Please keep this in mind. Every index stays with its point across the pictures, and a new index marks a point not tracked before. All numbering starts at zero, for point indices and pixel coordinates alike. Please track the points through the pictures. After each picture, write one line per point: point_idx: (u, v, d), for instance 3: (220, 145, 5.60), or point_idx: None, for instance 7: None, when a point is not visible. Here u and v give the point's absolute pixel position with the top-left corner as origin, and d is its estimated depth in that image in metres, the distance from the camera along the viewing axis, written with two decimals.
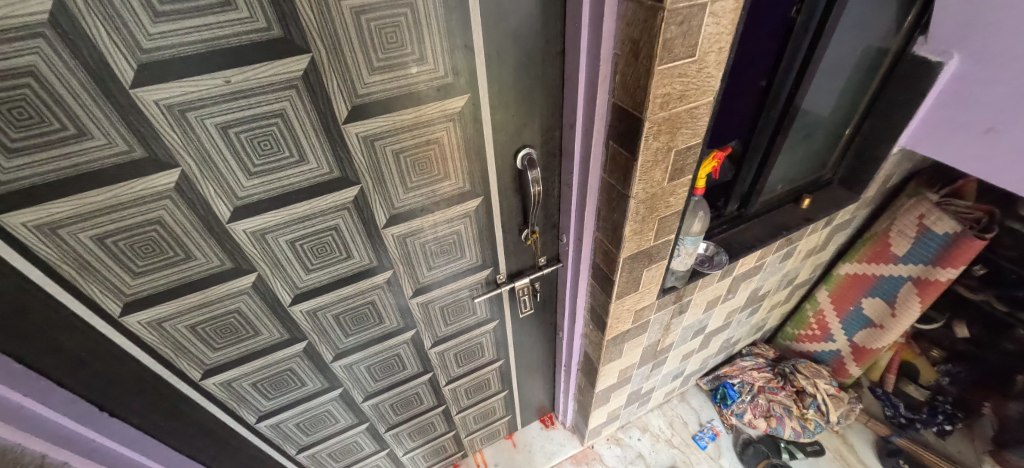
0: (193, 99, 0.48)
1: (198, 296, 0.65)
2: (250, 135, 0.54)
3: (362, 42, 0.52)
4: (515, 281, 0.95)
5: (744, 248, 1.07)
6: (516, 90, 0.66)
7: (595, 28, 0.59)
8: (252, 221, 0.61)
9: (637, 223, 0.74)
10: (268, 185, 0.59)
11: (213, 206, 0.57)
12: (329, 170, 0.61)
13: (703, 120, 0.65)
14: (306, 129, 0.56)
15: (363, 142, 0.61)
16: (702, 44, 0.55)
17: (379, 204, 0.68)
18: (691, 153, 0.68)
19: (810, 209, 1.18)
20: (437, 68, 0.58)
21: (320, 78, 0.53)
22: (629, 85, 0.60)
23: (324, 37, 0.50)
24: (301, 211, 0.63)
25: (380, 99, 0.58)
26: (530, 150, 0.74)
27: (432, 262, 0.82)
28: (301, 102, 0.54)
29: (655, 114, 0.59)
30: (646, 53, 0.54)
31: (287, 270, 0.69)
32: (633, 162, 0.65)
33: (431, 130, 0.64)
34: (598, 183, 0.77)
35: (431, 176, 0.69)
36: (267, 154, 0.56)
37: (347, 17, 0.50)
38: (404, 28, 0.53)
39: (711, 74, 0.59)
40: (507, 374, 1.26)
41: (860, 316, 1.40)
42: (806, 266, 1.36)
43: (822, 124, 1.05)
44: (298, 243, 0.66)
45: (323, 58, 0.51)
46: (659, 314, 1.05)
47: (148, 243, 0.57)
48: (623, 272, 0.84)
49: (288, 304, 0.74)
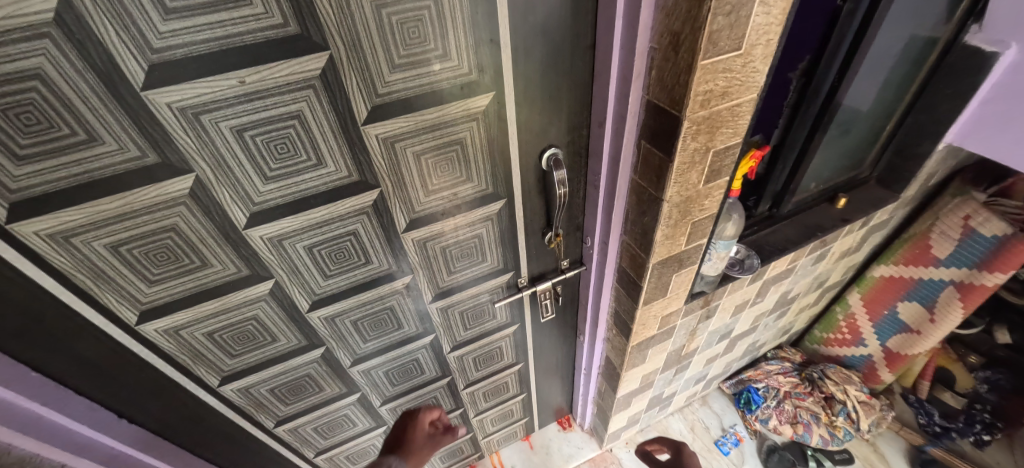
0: (207, 102, 0.46)
1: (214, 304, 0.63)
2: (266, 138, 0.51)
3: (383, 37, 0.49)
4: (537, 285, 0.91)
5: (776, 251, 1.02)
6: (542, 87, 0.62)
7: (630, 20, 0.55)
8: (268, 226, 0.58)
9: (669, 227, 0.70)
10: (284, 190, 0.56)
11: (229, 211, 0.55)
12: (347, 174, 0.58)
13: (744, 118, 0.60)
14: (324, 131, 0.53)
15: (383, 144, 0.58)
16: (749, 36, 0.50)
17: (398, 208, 0.65)
18: (729, 154, 0.64)
19: (846, 209, 1.12)
20: (461, 65, 0.55)
21: (338, 77, 0.50)
22: (666, 81, 0.56)
23: (343, 33, 0.47)
24: (319, 216, 0.60)
25: (401, 99, 0.55)
26: (556, 151, 0.70)
27: (454, 266, 0.79)
28: (319, 103, 0.51)
29: (695, 112, 0.55)
30: (688, 47, 0.50)
31: (305, 276, 0.67)
32: (667, 164, 0.61)
33: (454, 130, 0.61)
34: (627, 184, 0.73)
35: (453, 179, 0.66)
36: (284, 157, 0.54)
37: (367, 11, 0.47)
38: (427, 22, 0.50)
39: (757, 68, 0.55)
40: (525, 377, 1.24)
41: (895, 320, 1.34)
42: (838, 268, 1.30)
43: (862, 119, 0.99)
44: (316, 248, 0.64)
45: (341, 56, 0.48)
46: (686, 319, 1.01)
47: (163, 251, 0.55)
48: (651, 278, 0.80)
49: (306, 310, 0.72)
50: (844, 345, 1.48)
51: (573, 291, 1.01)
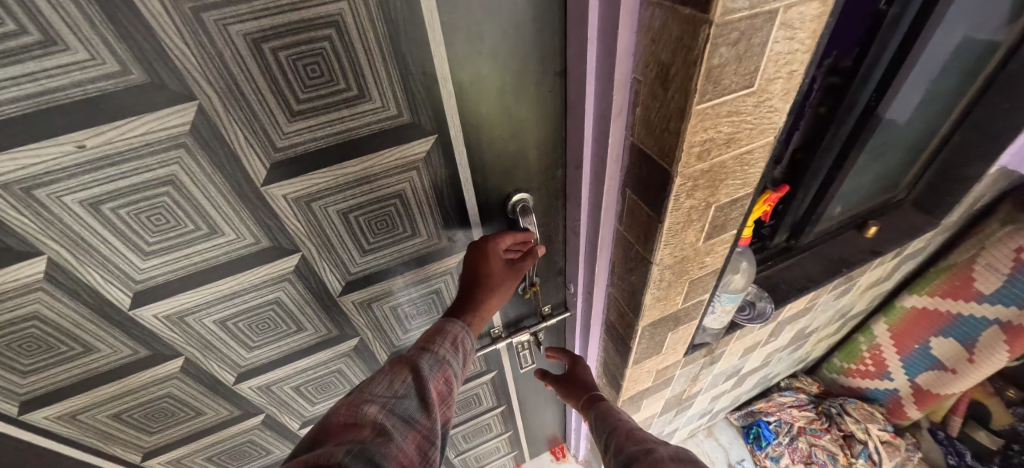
0: (35, 175, 0.35)
1: (114, 387, 0.54)
2: (135, 209, 0.40)
3: (271, 79, 0.37)
4: (515, 336, 0.78)
5: (793, 291, 0.89)
6: (501, 126, 0.49)
7: (606, 44, 0.42)
8: (161, 305, 0.48)
9: (662, 289, 0.58)
10: (174, 264, 0.46)
11: (104, 291, 0.45)
12: (254, 240, 0.48)
13: (757, 166, 0.47)
14: (212, 196, 0.42)
15: (296, 205, 0.46)
16: (765, 69, 0.37)
17: (329, 271, 0.55)
18: (737, 206, 0.51)
19: (877, 239, 0.97)
20: (387, 106, 0.43)
21: (218, 132, 0.38)
22: (653, 125, 0.43)
23: (213, 77, 0.35)
24: (225, 289, 0.50)
25: (311, 151, 0.43)
26: (526, 197, 0.58)
27: (408, 324, 0.69)
28: (199, 165, 0.40)
29: (691, 166, 0.42)
30: (679, 86, 0.37)
31: (223, 350, 0.57)
32: (657, 224, 0.48)
33: (389, 185, 0.49)
34: (612, 234, 0.60)
35: (395, 235, 0.55)
36: (164, 229, 0.43)
37: (242, 48, 0.35)
38: (331, 57, 0.38)
39: (775, 107, 0.41)
40: (510, 416, 1.14)
41: (927, 356, 1.19)
42: (863, 299, 1.15)
43: (901, 140, 0.84)
44: (230, 321, 0.54)
45: (216, 106, 0.37)
46: (686, 369, 0.88)
47: (30, 340, 0.45)
48: (642, 338, 0.67)
49: (232, 383, 0.62)
50: (867, 377, 1.34)
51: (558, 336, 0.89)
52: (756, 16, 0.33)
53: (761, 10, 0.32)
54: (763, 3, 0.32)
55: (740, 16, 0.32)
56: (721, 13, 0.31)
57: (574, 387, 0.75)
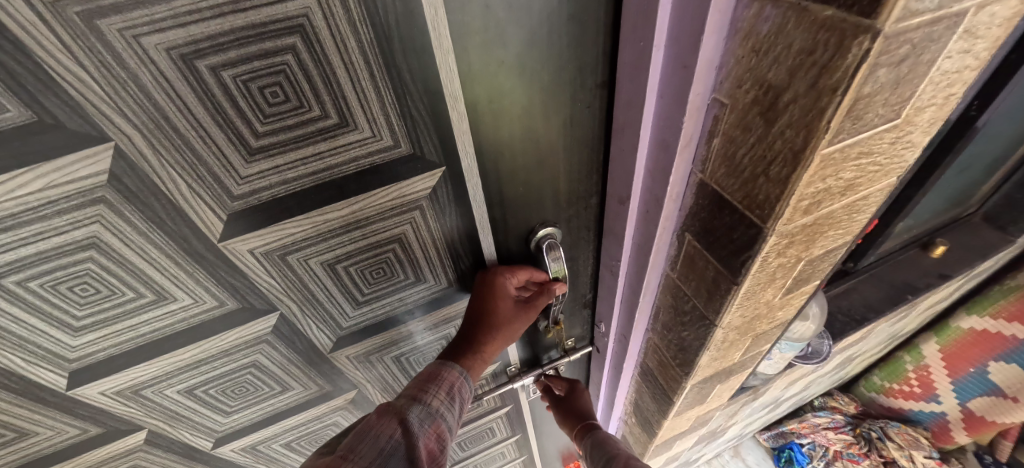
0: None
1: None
2: (50, 281, 0.30)
3: (216, 109, 0.26)
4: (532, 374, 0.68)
5: (852, 324, 0.79)
6: (525, 151, 0.38)
7: (678, 55, 0.30)
8: (108, 382, 0.38)
9: (721, 349, 0.47)
10: (115, 337, 0.35)
11: (28, 374, 0.34)
12: (219, 302, 0.37)
13: (867, 212, 0.35)
14: (154, 259, 0.31)
15: (267, 260, 0.36)
16: (920, 95, 0.26)
17: (317, 327, 0.45)
18: (829, 257, 0.40)
19: (945, 260, 0.85)
20: (380, 135, 0.32)
21: (152, 182, 0.27)
22: (737, 163, 0.32)
23: (129, 111, 0.24)
24: (185, 358, 0.40)
25: (282, 197, 0.32)
26: (552, 231, 0.47)
27: (414, 371, 0.59)
28: (133, 224, 0.29)
29: (792, 222, 0.31)
30: (794, 119, 0.26)
31: (195, 417, 0.47)
32: (730, 284, 0.37)
33: (387, 228, 0.39)
34: (659, 279, 0.49)
35: (395, 282, 0.45)
36: (95, 300, 0.32)
37: (168, 69, 0.24)
38: (299, 76, 0.27)
39: (913, 141, 0.30)
40: (526, 444, 1.03)
41: (983, 381, 1.07)
42: (917, 319, 1.04)
43: (988, 152, 0.72)
44: (201, 389, 0.44)
45: (142, 149, 0.26)
46: (726, 409, 0.78)
47: None
48: (689, 393, 0.57)
49: (211, 448, 0.52)
50: (911, 398, 1.22)
51: (580, 370, 0.79)
52: (937, 20, 0.21)
53: (948, 11, 0.21)
54: (954, 1, 0.21)
55: (919, 22, 0.21)
56: (896, 19, 0.20)
57: (569, 410, 0.71)
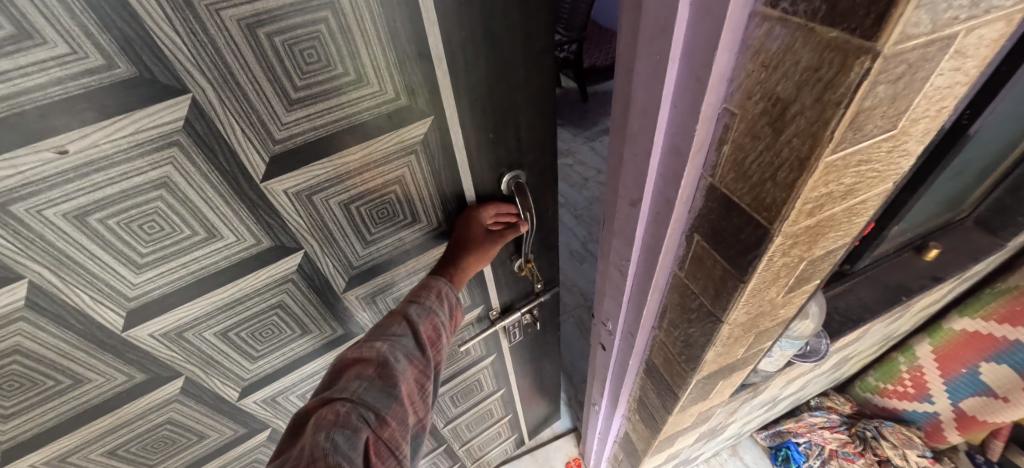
0: (14, 189, 0.30)
1: (110, 419, 0.49)
2: (126, 219, 0.36)
3: (266, 66, 0.34)
4: (509, 317, 0.75)
5: (848, 324, 0.82)
6: (495, 106, 0.46)
7: (692, 67, 0.33)
8: (160, 322, 0.44)
9: (726, 345, 0.50)
10: (170, 275, 0.42)
11: (92, 312, 0.40)
12: (254, 240, 0.44)
13: (865, 215, 0.38)
14: (208, 196, 0.38)
15: (297, 200, 0.43)
16: (915, 109, 0.28)
17: (332, 266, 0.51)
18: (829, 258, 0.42)
19: (938, 263, 0.89)
20: (384, 88, 0.40)
21: (214, 127, 0.35)
22: (745, 168, 0.34)
23: (205, 67, 0.31)
24: (224, 296, 0.46)
25: (310, 142, 0.39)
26: (518, 173, 0.54)
27: None
28: (195, 165, 0.36)
29: (797, 224, 0.33)
30: (798, 129, 0.28)
31: (226, 365, 0.53)
32: (737, 282, 0.40)
33: (389, 171, 0.46)
34: (667, 278, 0.52)
35: (397, 224, 0.52)
36: (158, 237, 0.39)
37: (235, 34, 0.31)
38: (328, 42, 0.35)
39: (908, 150, 0.32)
40: (510, 400, 1.09)
41: (974, 381, 1.10)
42: (911, 321, 1.07)
43: (980, 158, 0.74)
44: (233, 332, 0.50)
45: (211, 98, 0.33)
46: (728, 406, 0.81)
47: (12, 378, 0.40)
48: (693, 388, 0.60)
49: (236, 399, 0.58)
50: (905, 399, 1.26)
51: (551, 314, 0.87)
52: (931, 42, 0.24)
53: (940, 34, 0.23)
54: (946, 26, 0.23)
55: (913, 44, 0.23)
56: (894, 42, 0.22)
57: None
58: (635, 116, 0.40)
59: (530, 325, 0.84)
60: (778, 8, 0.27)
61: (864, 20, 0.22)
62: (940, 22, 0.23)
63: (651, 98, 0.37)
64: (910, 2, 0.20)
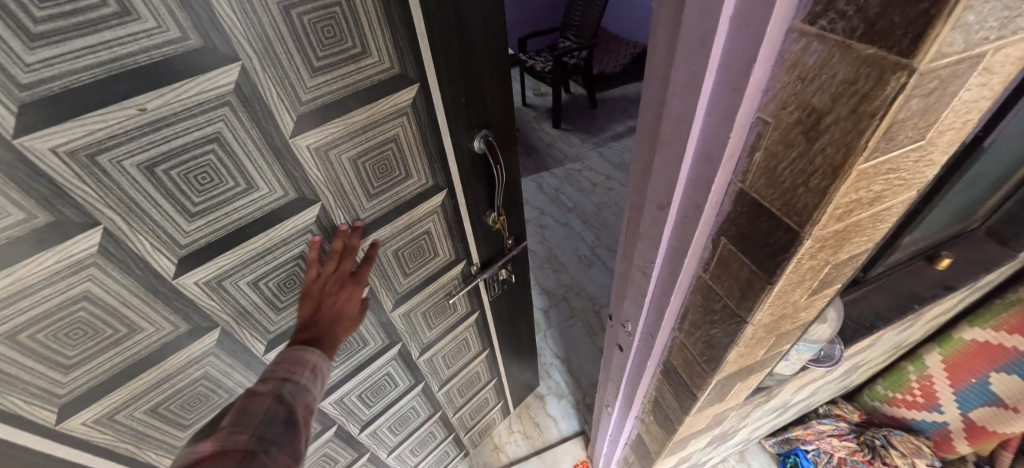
0: (104, 140, 0.38)
1: (152, 374, 0.53)
2: (183, 171, 0.44)
3: (297, 39, 0.44)
4: (488, 270, 0.89)
5: (861, 331, 0.83)
6: (465, 77, 0.59)
7: (728, 78, 0.35)
8: (205, 270, 0.50)
9: (748, 346, 0.52)
10: (215, 224, 0.49)
11: (151, 259, 0.47)
12: (282, 192, 0.53)
13: (889, 221, 0.40)
14: (249, 149, 0.47)
15: (317, 155, 0.53)
16: (943, 121, 0.30)
17: (344, 219, 0.60)
18: (852, 262, 0.44)
19: (949, 273, 0.90)
20: (381, 59, 0.52)
21: (257, 89, 0.44)
22: (777, 174, 0.36)
23: (254, 42, 0.41)
24: (257, 246, 0.53)
25: (329, 103, 0.50)
26: (486, 132, 0.67)
27: (408, 268, 0.76)
28: (241, 122, 0.45)
29: (827, 228, 0.35)
30: (832, 137, 0.30)
31: (256, 317, 0.60)
32: (764, 284, 0.42)
33: (385, 130, 0.57)
34: (690, 280, 0.53)
35: (392, 178, 0.63)
36: (206, 188, 0.47)
37: (276, 15, 0.42)
38: (340, 22, 0.47)
39: (933, 159, 0.34)
40: (494, 361, 1.21)
41: (984, 391, 1.11)
42: (921, 330, 1.08)
43: (994, 169, 0.76)
44: (263, 282, 0.57)
45: (256, 67, 0.43)
46: (742, 409, 0.82)
47: (76, 326, 0.46)
48: (712, 389, 0.61)
49: (262, 353, 0.64)
50: (914, 408, 1.26)
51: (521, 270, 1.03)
52: (962, 60, 0.25)
53: (970, 52, 0.25)
54: (977, 45, 0.25)
55: (946, 62, 0.25)
56: (929, 59, 0.24)
57: None
58: (668, 123, 0.42)
59: (506, 281, 0.98)
60: (816, 25, 0.28)
61: (902, 39, 0.24)
62: (973, 41, 0.24)
63: (686, 107, 0.39)
64: (946, 23, 0.22)
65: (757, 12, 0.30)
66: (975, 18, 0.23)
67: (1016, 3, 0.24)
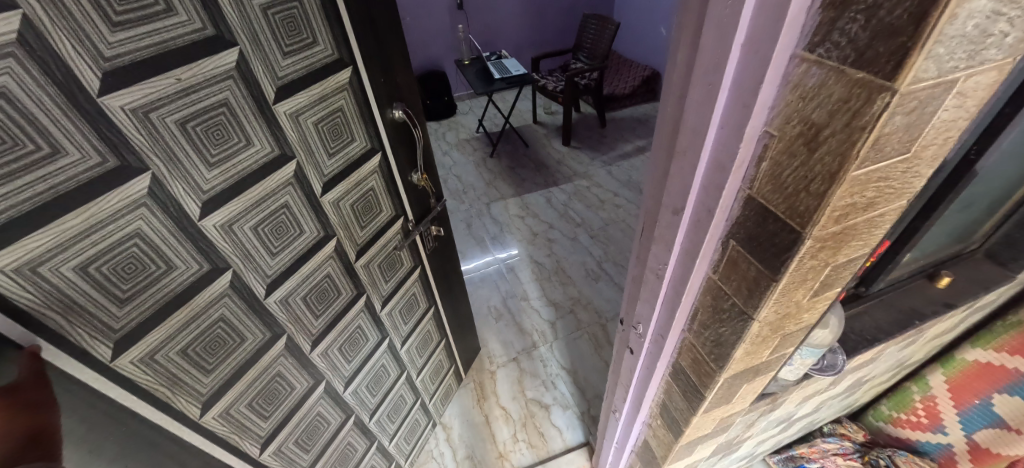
0: (153, 100, 0.52)
1: (183, 314, 0.63)
2: (202, 128, 0.59)
3: (271, 31, 0.63)
4: (421, 223, 1.11)
5: (863, 343, 0.86)
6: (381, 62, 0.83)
7: (740, 95, 0.39)
8: (221, 213, 0.63)
9: (754, 343, 0.56)
10: (227, 174, 0.63)
11: (183, 203, 0.59)
12: (270, 149, 0.68)
13: (882, 227, 0.44)
14: (246, 113, 0.63)
15: (290, 120, 0.69)
16: (925, 136, 0.35)
17: (314, 174, 0.77)
18: (851, 265, 0.48)
19: (949, 291, 0.93)
20: (325, 47, 0.72)
21: (249, 67, 0.61)
22: (782, 181, 0.40)
23: (247, 31, 0.59)
24: (256, 194, 0.67)
25: (295, 79, 0.69)
26: (401, 104, 0.91)
27: (362, 221, 0.92)
28: (241, 91, 0.61)
29: (825, 229, 0.40)
30: (827, 148, 0.35)
31: (256, 259, 0.72)
32: (770, 281, 0.46)
33: (334, 100, 0.76)
34: (701, 281, 0.57)
35: (343, 141, 0.81)
36: (219, 144, 0.61)
37: (258, 13, 0.61)
38: (298, 19, 0.66)
39: (919, 172, 0.39)
40: (439, 317, 1.39)
41: (988, 412, 1.09)
42: (924, 349, 1.10)
43: (989, 192, 0.80)
44: (260, 227, 0.70)
45: (249, 50, 0.60)
46: (748, 416, 0.84)
47: (131, 261, 0.57)
48: (719, 388, 0.65)
49: (264, 297, 0.75)
50: (918, 429, 1.26)
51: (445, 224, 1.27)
52: (938, 84, 0.30)
53: (944, 77, 0.30)
54: (950, 72, 0.30)
55: (923, 85, 0.30)
56: (908, 82, 0.29)
57: None
58: (686, 134, 0.47)
59: (434, 236, 1.21)
60: (815, 53, 0.33)
61: (885, 66, 0.29)
62: (945, 69, 0.29)
63: (702, 120, 0.44)
64: (919, 53, 0.27)
65: (765, 39, 0.35)
66: (945, 50, 0.28)
67: (980, 38, 0.29)
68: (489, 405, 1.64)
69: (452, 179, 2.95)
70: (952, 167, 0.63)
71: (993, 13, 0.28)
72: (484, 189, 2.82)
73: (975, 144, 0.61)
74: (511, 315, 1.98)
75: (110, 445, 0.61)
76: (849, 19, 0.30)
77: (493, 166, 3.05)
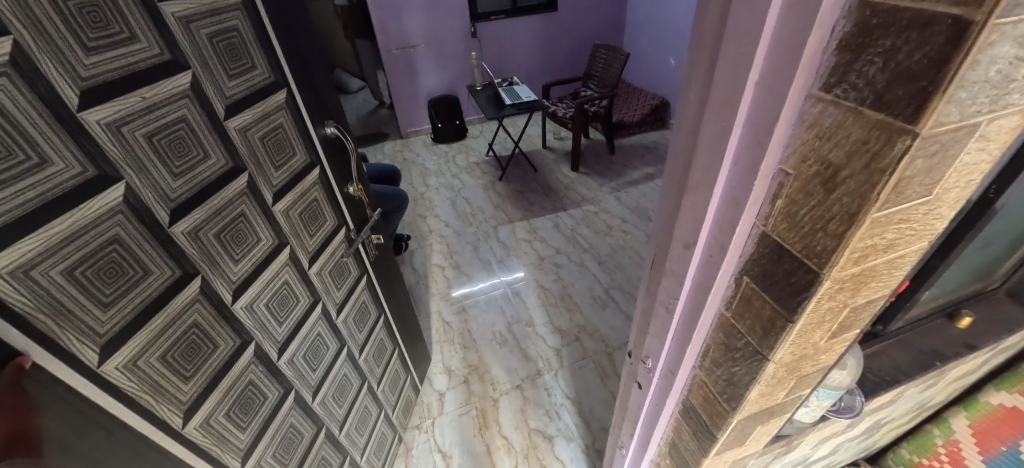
0: (124, 116, 0.54)
1: (159, 320, 0.63)
2: (166, 141, 0.60)
3: (213, 55, 0.65)
4: (363, 230, 1.12)
5: (882, 384, 0.83)
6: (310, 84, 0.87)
7: (754, 133, 0.39)
8: (189, 219, 0.64)
9: (769, 384, 0.54)
10: (191, 184, 0.65)
11: (155, 211, 0.60)
12: (225, 162, 0.69)
13: (902, 269, 0.43)
14: (203, 130, 0.65)
15: (239, 135, 0.71)
16: (947, 179, 0.34)
17: (263, 184, 0.77)
18: (870, 306, 0.47)
19: (969, 332, 0.90)
20: (264, 70, 0.75)
21: (200, 87, 0.63)
22: (797, 218, 0.39)
23: (196, 55, 0.62)
24: (217, 203, 0.68)
25: (240, 99, 0.71)
26: (333, 122, 0.95)
27: (310, 229, 0.92)
28: (197, 108, 0.63)
29: (845, 270, 0.39)
30: (849, 190, 0.34)
31: (222, 266, 0.72)
32: (786, 323, 0.45)
33: (275, 118, 0.78)
34: (712, 317, 0.56)
35: (286, 154, 0.82)
36: (181, 157, 0.63)
37: (203, 38, 0.63)
38: (239, 44, 0.69)
39: (942, 214, 0.38)
40: (389, 326, 1.36)
41: (1014, 460, 0.99)
42: (946, 391, 1.06)
43: (1008, 231, 0.78)
44: (222, 234, 0.70)
45: (199, 71, 0.63)
46: (761, 458, 0.80)
47: (111, 266, 0.57)
48: (732, 429, 0.62)
49: (231, 303, 0.74)
50: None
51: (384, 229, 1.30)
52: (961, 128, 0.30)
53: (967, 121, 0.29)
54: (972, 116, 0.29)
55: (946, 129, 0.29)
56: (929, 126, 0.28)
57: None
58: (698, 171, 0.47)
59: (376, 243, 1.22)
60: (832, 93, 0.33)
61: (906, 109, 0.29)
62: (967, 113, 0.29)
63: (714, 156, 0.44)
64: (942, 97, 0.27)
65: (779, 81, 0.35)
66: (967, 95, 0.28)
67: (1002, 83, 0.29)
68: (491, 434, 1.59)
69: (460, 202, 2.97)
70: (970, 206, 0.62)
71: (1016, 58, 0.27)
72: (491, 213, 2.83)
73: (993, 184, 0.59)
74: (515, 341, 1.95)
75: (101, 456, 0.59)
76: (867, 61, 0.30)
77: (502, 190, 3.06)
